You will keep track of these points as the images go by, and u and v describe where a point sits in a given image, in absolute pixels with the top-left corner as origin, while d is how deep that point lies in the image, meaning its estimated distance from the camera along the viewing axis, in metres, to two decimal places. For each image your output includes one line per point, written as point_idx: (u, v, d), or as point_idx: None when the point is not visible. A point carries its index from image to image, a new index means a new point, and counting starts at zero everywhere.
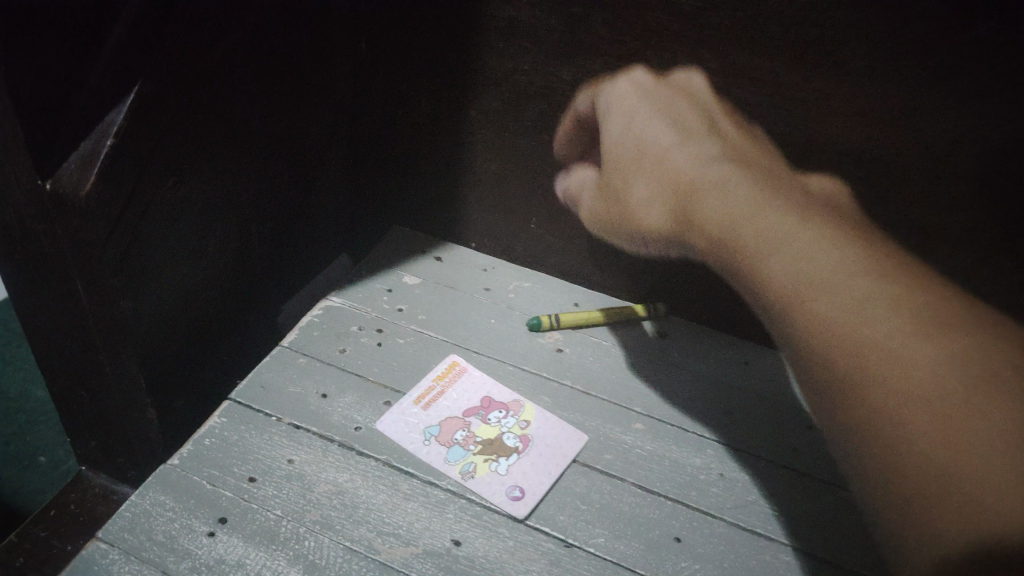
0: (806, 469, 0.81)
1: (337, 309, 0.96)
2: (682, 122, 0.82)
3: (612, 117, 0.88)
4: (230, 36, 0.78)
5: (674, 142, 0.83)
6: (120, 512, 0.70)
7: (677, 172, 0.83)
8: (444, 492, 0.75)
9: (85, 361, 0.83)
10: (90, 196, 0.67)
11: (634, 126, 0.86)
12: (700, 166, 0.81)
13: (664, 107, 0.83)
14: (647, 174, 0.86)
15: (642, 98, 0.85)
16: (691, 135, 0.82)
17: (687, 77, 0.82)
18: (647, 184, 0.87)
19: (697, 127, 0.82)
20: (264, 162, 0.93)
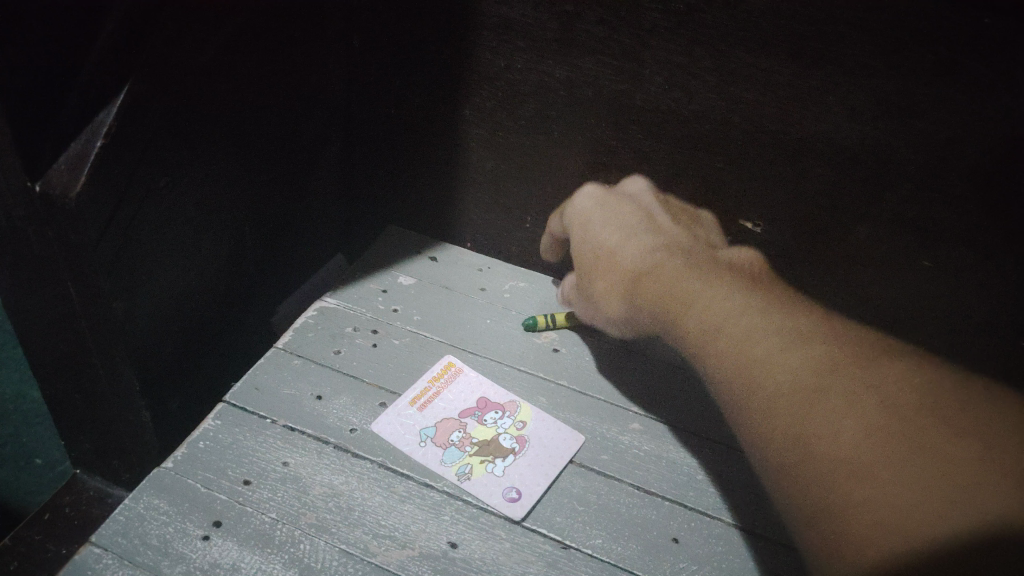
0: None
1: (332, 310, 0.96)
2: (613, 214, 0.96)
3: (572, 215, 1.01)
4: (222, 35, 0.77)
5: (614, 249, 0.94)
6: (114, 516, 0.69)
7: (616, 277, 0.92)
8: (440, 494, 0.74)
9: (79, 365, 0.82)
10: (81, 197, 0.66)
11: (585, 228, 0.99)
12: (640, 260, 0.91)
13: (610, 207, 0.97)
14: (606, 277, 0.94)
15: (591, 210, 0.99)
16: (630, 237, 0.94)
17: (630, 181, 0.96)
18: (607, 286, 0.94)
19: (632, 230, 0.94)
20: (259, 162, 0.92)
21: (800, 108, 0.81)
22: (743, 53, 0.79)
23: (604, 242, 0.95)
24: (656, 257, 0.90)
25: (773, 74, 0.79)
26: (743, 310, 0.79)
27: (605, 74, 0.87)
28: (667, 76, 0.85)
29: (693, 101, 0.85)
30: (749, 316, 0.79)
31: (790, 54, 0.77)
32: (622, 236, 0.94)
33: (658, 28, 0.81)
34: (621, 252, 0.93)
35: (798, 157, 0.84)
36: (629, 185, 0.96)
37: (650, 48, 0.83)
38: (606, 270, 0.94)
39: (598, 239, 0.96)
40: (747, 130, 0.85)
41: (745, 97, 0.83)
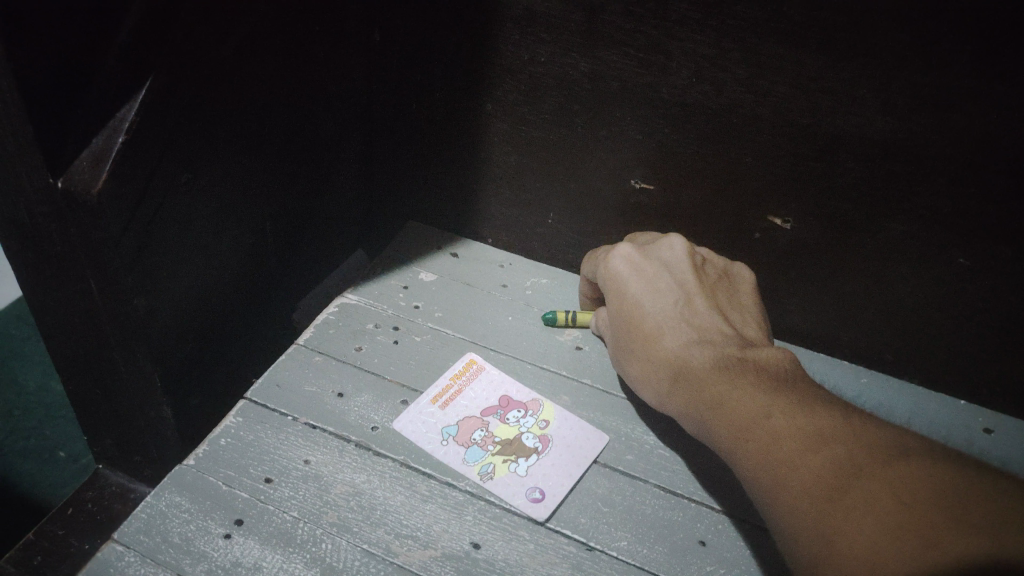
0: None
1: (353, 307, 0.95)
2: (643, 288, 0.82)
3: (607, 273, 0.86)
4: (242, 29, 0.77)
5: (637, 330, 0.80)
6: (136, 514, 0.69)
7: (643, 369, 0.79)
8: (462, 494, 0.73)
9: (101, 361, 0.82)
10: (103, 193, 0.66)
11: (619, 292, 0.84)
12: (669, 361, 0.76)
13: (647, 275, 0.83)
14: (626, 361, 0.82)
15: (619, 271, 0.85)
16: (664, 324, 0.79)
17: (662, 241, 0.87)
18: (630, 373, 0.81)
19: (664, 315, 0.80)
20: (280, 156, 0.91)
21: (831, 101, 0.79)
22: (772, 45, 0.78)
23: (628, 314, 0.82)
24: (691, 353, 0.75)
25: (804, 66, 0.78)
26: (779, 433, 0.63)
27: (630, 67, 0.86)
28: (693, 69, 0.83)
29: (720, 94, 0.83)
30: (778, 417, 0.64)
31: (821, 45, 0.76)
32: (646, 316, 0.80)
33: (685, 19, 0.79)
34: (642, 337, 0.80)
35: (829, 152, 0.83)
36: (663, 242, 0.87)
37: (676, 40, 0.81)
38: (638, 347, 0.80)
39: (628, 306, 0.82)
40: (777, 123, 0.83)
41: (774, 90, 0.81)
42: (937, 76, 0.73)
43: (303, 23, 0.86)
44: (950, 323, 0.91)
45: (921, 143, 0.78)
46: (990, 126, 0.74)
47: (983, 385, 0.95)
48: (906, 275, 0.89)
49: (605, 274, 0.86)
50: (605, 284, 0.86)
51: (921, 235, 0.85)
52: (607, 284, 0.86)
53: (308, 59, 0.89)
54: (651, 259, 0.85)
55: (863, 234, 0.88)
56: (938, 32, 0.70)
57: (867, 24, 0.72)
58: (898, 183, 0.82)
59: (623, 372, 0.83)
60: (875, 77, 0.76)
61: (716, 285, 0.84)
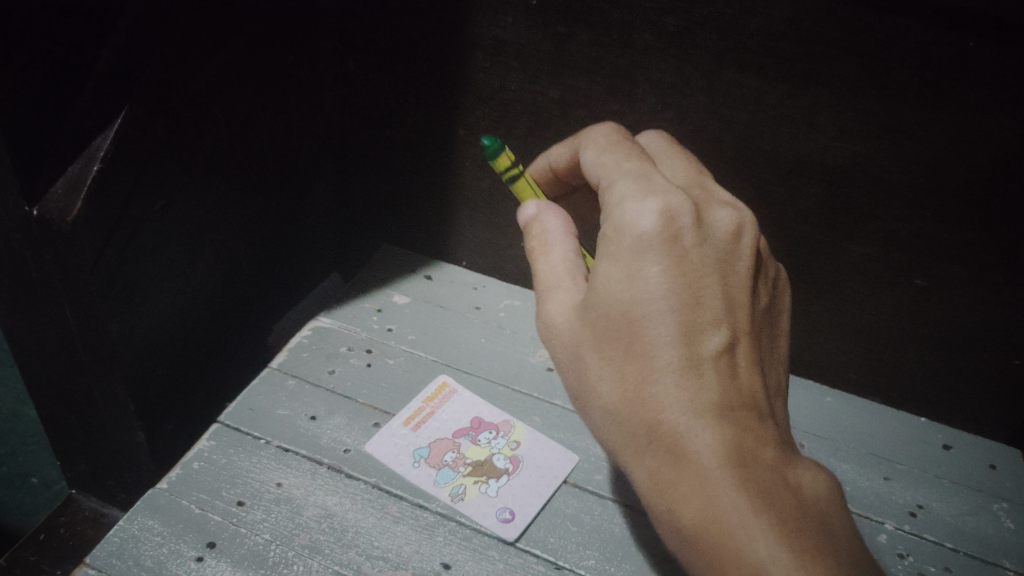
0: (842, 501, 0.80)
1: (327, 330, 0.96)
2: (679, 294, 0.54)
3: (619, 224, 0.57)
4: (220, 58, 0.79)
5: (626, 338, 0.55)
6: (108, 538, 0.70)
7: (597, 381, 0.57)
8: (433, 515, 0.74)
9: (75, 385, 0.82)
10: (78, 221, 0.67)
11: (647, 276, 0.54)
12: (660, 410, 0.53)
13: (685, 278, 0.54)
14: (583, 356, 0.57)
15: (651, 235, 0.55)
16: (685, 360, 0.53)
17: (724, 217, 0.59)
18: (579, 374, 0.58)
19: (696, 348, 0.53)
20: (256, 179, 0.93)
21: (792, 128, 0.82)
22: (733, 75, 0.80)
23: (630, 309, 0.54)
24: (703, 418, 0.52)
25: (764, 94, 0.80)
26: None
27: (598, 94, 0.88)
28: (658, 96, 0.85)
29: (685, 121, 0.86)
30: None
31: (779, 75, 0.78)
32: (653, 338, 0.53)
33: (649, 49, 0.82)
34: (640, 352, 0.54)
35: (790, 176, 0.85)
36: (723, 218, 0.58)
37: (641, 69, 0.84)
38: (622, 353, 0.55)
39: (636, 300, 0.54)
40: (740, 150, 0.85)
41: (736, 118, 0.83)
42: (890, 106, 0.76)
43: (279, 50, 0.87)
44: (910, 343, 0.94)
45: (878, 168, 0.81)
46: (942, 153, 0.77)
47: (943, 403, 0.97)
48: (868, 296, 0.92)
49: (616, 219, 0.57)
50: (619, 242, 0.56)
51: (881, 256, 0.88)
52: (617, 244, 0.56)
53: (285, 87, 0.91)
54: (703, 250, 0.55)
55: (826, 256, 0.90)
56: (891, 64, 0.74)
57: (822, 55, 0.76)
58: (858, 207, 0.85)
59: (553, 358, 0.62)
60: (832, 105, 0.79)
61: (760, 311, 0.59)
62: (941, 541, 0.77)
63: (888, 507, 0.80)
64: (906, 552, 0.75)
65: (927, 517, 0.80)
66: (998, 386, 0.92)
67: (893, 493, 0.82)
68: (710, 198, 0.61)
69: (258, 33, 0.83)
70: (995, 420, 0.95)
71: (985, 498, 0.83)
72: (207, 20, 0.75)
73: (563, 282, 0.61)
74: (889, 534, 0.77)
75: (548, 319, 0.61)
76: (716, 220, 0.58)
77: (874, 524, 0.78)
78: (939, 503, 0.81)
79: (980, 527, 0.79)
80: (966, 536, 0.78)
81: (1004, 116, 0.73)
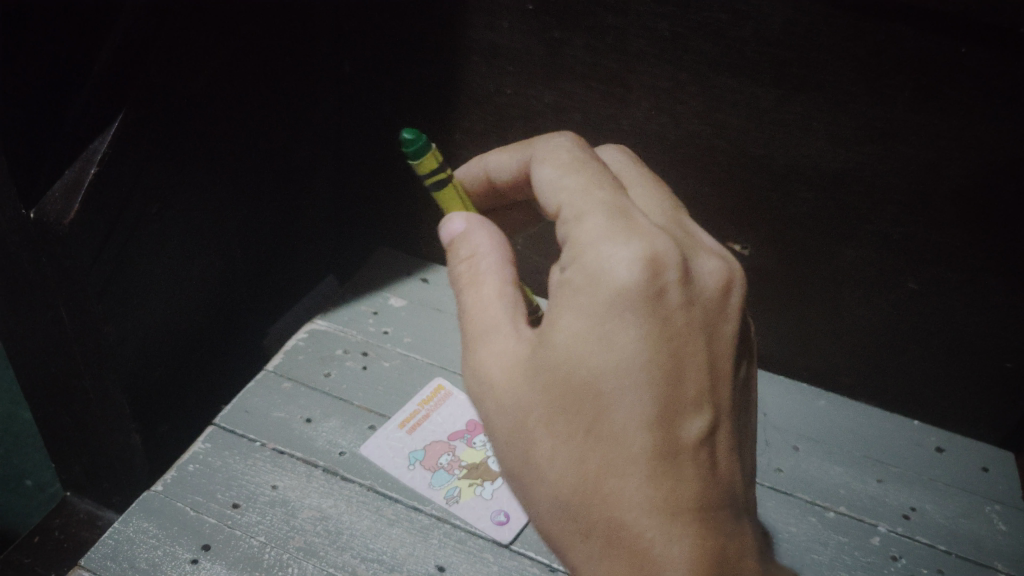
0: (837, 503, 0.81)
1: (323, 333, 0.96)
2: (658, 371, 0.45)
3: (589, 269, 0.46)
4: (216, 62, 0.79)
5: (591, 414, 0.46)
6: (104, 540, 0.70)
7: (542, 458, 0.48)
8: (428, 518, 0.75)
9: (70, 388, 0.82)
10: (75, 222, 0.67)
11: (624, 343, 0.45)
12: (622, 506, 0.45)
13: (665, 344, 0.45)
14: (525, 424, 0.48)
15: (629, 292, 0.45)
16: (658, 451, 0.44)
17: (713, 267, 0.49)
18: (515, 444, 0.49)
19: (676, 437, 0.45)
20: (252, 184, 0.93)
21: (786, 133, 0.82)
22: (727, 80, 0.81)
23: (597, 381, 0.45)
24: (675, 524, 0.44)
25: (757, 100, 0.81)
26: None
27: (593, 99, 0.88)
28: (653, 101, 0.85)
29: (680, 126, 0.86)
30: None
31: (773, 80, 0.79)
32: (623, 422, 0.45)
33: (644, 54, 0.82)
34: (603, 435, 0.45)
35: (785, 181, 0.86)
36: (710, 268, 0.49)
37: (636, 74, 0.84)
38: (582, 432, 0.46)
39: (606, 371, 0.45)
40: (734, 154, 0.86)
41: (730, 123, 0.83)
42: (883, 111, 0.77)
43: (276, 53, 0.88)
44: (904, 347, 0.94)
45: (871, 173, 0.81)
46: (935, 157, 0.78)
47: (938, 407, 0.98)
48: (862, 300, 0.92)
49: (584, 261, 0.47)
50: (589, 296, 0.46)
51: (874, 260, 0.88)
52: (583, 292, 0.46)
53: (281, 89, 0.91)
54: (689, 311, 0.46)
55: (822, 259, 0.91)
56: (883, 70, 0.74)
57: (815, 60, 0.76)
58: (852, 211, 0.85)
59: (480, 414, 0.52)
60: (825, 110, 0.79)
61: (741, 380, 0.51)
62: (933, 543, 0.77)
63: (881, 510, 0.81)
64: (899, 554, 0.76)
65: (921, 519, 0.80)
66: (991, 390, 0.93)
67: (886, 496, 0.82)
68: (695, 241, 0.52)
69: (254, 36, 0.83)
70: (990, 421, 0.96)
71: (977, 499, 0.83)
72: (204, 24, 0.76)
73: (499, 327, 0.51)
74: (881, 537, 0.78)
75: (481, 371, 0.51)
76: (703, 271, 0.49)
77: (867, 526, 0.79)
78: (933, 505, 0.82)
79: (972, 529, 0.80)
80: (959, 538, 0.78)
81: (995, 118, 0.73)
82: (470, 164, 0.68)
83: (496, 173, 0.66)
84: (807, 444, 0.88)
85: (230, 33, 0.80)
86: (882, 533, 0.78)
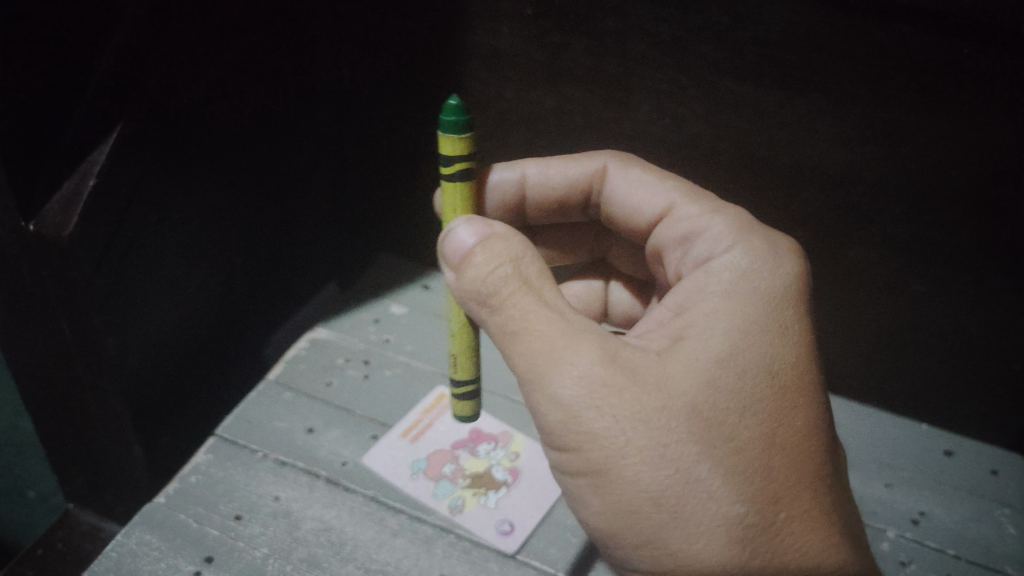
0: None
1: (324, 342, 0.95)
2: (802, 372, 0.55)
3: (754, 279, 0.58)
4: (214, 71, 0.78)
5: (761, 414, 0.53)
6: (107, 552, 0.70)
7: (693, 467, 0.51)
8: (432, 528, 0.74)
9: (71, 401, 0.82)
10: (75, 235, 0.67)
11: (780, 345, 0.55)
12: (787, 506, 0.52)
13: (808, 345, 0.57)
14: (666, 429, 0.51)
15: (780, 299, 0.57)
16: (807, 442, 0.53)
17: None
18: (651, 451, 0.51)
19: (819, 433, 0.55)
20: (252, 192, 0.92)
21: (789, 136, 0.81)
22: (730, 83, 0.80)
23: (765, 378, 0.54)
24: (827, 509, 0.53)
25: (760, 102, 0.80)
26: None
27: (595, 103, 0.87)
28: (655, 105, 0.85)
29: (682, 129, 0.85)
30: None
31: (775, 83, 0.78)
32: (784, 419, 0.53)
33: (645, 57, 0.82)
34: (762, 431, 0.52)
35: (789, 183, 0.85)
36: None
37: (637, 77, 0.83)
38: (744, 432, 0.52)
39: (763, 368, 0.54)
40: (738, 157, 0.85)
41: (732, 126, 0.83)
42: (887, 113, 0.76)
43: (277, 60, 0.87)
44: (911, 350, 0.93)
45: (876, 175, 0.81)
46: (938, 159, 0.77)
47: (948, 411, 0.96)
48: (868, 302, 0.91)
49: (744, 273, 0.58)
50: (739, 305, 0.56)
51: (880, 262, 0.87)
52: (751, 297, 0.57)
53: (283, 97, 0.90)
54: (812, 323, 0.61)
55: (827, 262, 0.90)
56: (885, 71, 0.74)
57: (817, 62, 0.75)
58: (856, 214, 0.85)
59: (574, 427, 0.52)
60: (828, 112, 0.78)
61: None
62: (943, 548, 0.77)
63: (889, 514, 0.80)
64: (908, 560, 0.75)
65: (929, 524, 0.79)
66: (999, 393, 0.92)
67: (895, 500, 0.82)
68: None
69: (254, 44, 0.83)
70: (995, 424, 0.95)
71: (986, 503, 0.82)
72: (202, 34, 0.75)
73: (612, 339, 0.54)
74: (890, 542, 0.77)
75: (592, 376, 0.52)
76: None
77: (875, 530, 0.78)
78: (941, 509, 0.81)
79: (982, 532, 0.79)
80: (969, 543, 0.78)
81: (1001, 116, 0.72)
82: (506, 163, 0.75)
83: (537, 180, 0.76)
84: None
85: (229, 43, 0.79)
86: (890, 538, 0.77)
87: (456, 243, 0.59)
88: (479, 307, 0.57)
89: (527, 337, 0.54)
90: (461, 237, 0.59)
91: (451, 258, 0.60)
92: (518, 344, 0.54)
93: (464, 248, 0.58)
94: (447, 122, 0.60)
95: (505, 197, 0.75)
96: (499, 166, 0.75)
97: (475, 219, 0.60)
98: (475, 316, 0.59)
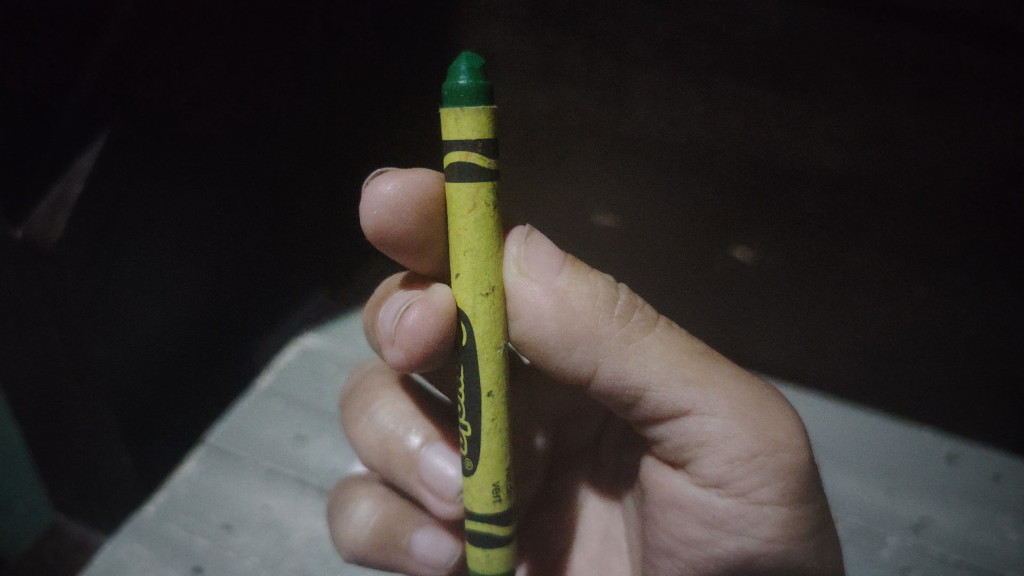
0: (846, 513, 0.79)
1: (315, 351, 0.92)
2: None
3: None
4: (198, 78, 0.77)
5: None
6: (96, 563, 0.72)
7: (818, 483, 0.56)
8: None
9: (60, 407, 0.80)
10: (61, 242, 0.68)
11: None
12: None
13: None
14: None
15: None
16: None
17: None
18: (813, 482, 0.56)
19: None
20: (246, 198, 0.91)
21: (785, 135, 0.81)
22: (728, 81, 0.79)
23: None
24: None
25: (756, 104, 0.80)
26: None
27: (589, 103, 0.85)
28: (651, 105, 0.83)
29: (679, 129, 0.84)
30: None
31: (770, 83, 0.78)
32: None
33: (641, 58, 0.80)
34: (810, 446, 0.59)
35: (785, 183, 0.84)
36: None
37: (634, 78, 0.82)
38: None
39: None
40: (735, 158, 0.84)
41: (728, 126, 0.82)
42: (884, 111, 0.77)
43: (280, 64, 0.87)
44: (919, 363, 0.91)
45: (873, 173, 0.81)
46: (936, 159, 0.78)
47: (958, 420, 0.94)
48: (870, 308, 0.89)
49: None
50: None
51: (879, 267, 0.87)
52: None
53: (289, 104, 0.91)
54: None
55: (827, 266, 0.88)
56: (886, 68, 0.74)
57: (812, 63, 0.76)
58: (854, 212, 0.84)
59: (802, 459, 0.55)
60: (823, 112, 0.79)
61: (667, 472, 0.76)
62: (944, 555, 0.76)
63: (888, 520, 0.79)
64: (907, 566, 0.75)
65: (930, 532, 0.78)
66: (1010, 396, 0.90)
67: (896, 506, 0.80)
68: None
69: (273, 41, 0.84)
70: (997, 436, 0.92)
71: (992, 508, 0.80)
72: (206, 37, 0.76)
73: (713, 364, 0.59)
74: (890, 549, 0.77)
75: (755, 380, 0.57)
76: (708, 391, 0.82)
77: (876, 535, 0.78)
78: (943, 515, 0.80)
79: (982, 538, 0.78)
80: (969, 547, 0.77)
81: (996, 119, 0.75)
82: (382, 178, 0.57)
83: (422, 198, 0.58)
84: (825, 458, 0.84)
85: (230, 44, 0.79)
86: (889, 543, 0.77)
87: (541, 262, 0.54)
88: (615, 320, 0.53)
89: (713, 365, 0.55)
90: (543, 249, 0.54)
91: (547, 282, 0.53)
92: (705, 366, 0.55)
93: (558, 268, 0.54)
94: (469, 89, 0.50)
95: (386, 216, 0.57)
96: (383, 178, 0.57)
97: (537, 235, 0.56)
98: (599, 340, 0.53)
